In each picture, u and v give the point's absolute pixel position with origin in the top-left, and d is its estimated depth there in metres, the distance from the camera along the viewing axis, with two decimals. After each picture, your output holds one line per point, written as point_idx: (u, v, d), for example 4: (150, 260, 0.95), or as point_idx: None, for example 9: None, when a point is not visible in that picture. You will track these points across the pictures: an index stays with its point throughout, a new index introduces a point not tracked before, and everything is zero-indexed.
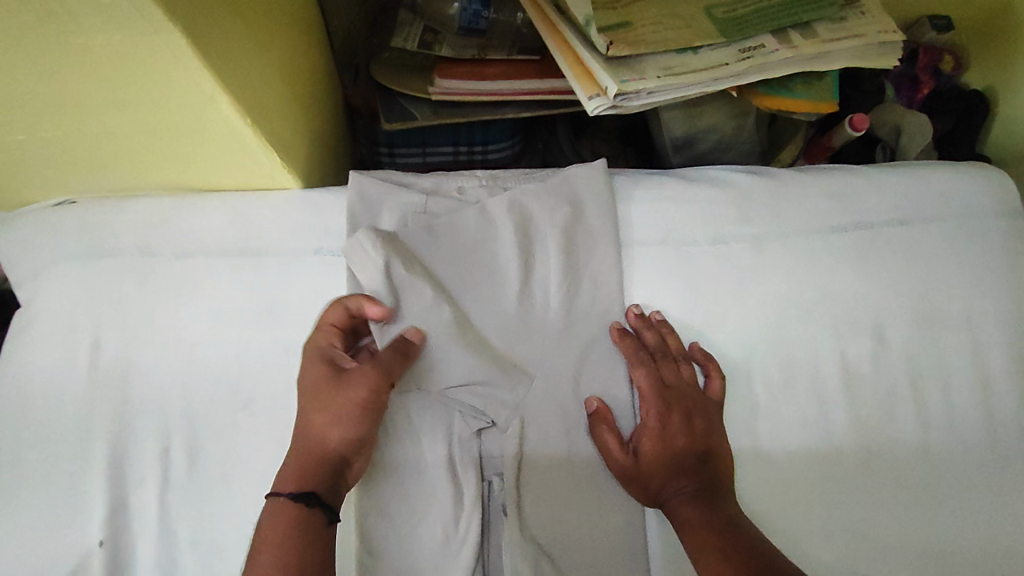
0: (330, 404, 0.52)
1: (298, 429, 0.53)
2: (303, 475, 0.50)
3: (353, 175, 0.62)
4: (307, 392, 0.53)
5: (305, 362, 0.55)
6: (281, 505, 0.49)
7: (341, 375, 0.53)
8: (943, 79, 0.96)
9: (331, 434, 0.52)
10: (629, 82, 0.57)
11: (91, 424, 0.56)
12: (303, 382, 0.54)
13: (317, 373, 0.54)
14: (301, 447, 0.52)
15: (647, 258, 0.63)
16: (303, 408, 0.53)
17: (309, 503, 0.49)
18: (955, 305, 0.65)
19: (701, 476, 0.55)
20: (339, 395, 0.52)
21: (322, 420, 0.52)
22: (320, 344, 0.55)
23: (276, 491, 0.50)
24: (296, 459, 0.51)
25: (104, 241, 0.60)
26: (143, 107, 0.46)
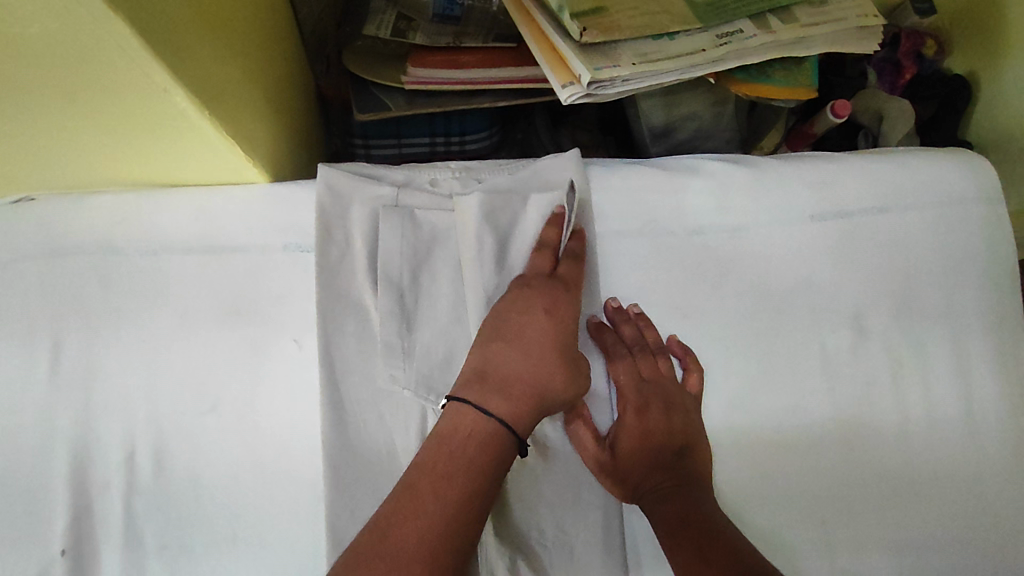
0: (572, 369, 0.53)
1: (545, 367, 0.51)
2: (517, 416, 0.49)
3: (321, 168, 0.60)
4: (550, 339, 0.52)
5: (557, 305, 0.54)
6: (476, 427, 0.48)
7: (582, 351, 0.54)
8: (926, 64, 0.94)
9: (551, 392, 0.51)
10: (603, 70, 0.55)
11: (54, 430, 0.54)
12: (556, 326, 0.53)
13: (566, 329, 0.54)
14: (532, 386, 0.50)
15: (624, 251, 0.62)
16: (560, 355, 0.52)
17: (506, 447, 0.48)
18: (936, 294, 0.64)
19: (676, 470, 0.55)
20: (579, 366, 0.53)
21: (571, 381, 0.52)
22: (565, 297, 0.55)
23: (479, 409, 0.49)
24: (528, 399, 0.50)
25: (63, 240, 0.58)
26: (95, 101, 0.44)
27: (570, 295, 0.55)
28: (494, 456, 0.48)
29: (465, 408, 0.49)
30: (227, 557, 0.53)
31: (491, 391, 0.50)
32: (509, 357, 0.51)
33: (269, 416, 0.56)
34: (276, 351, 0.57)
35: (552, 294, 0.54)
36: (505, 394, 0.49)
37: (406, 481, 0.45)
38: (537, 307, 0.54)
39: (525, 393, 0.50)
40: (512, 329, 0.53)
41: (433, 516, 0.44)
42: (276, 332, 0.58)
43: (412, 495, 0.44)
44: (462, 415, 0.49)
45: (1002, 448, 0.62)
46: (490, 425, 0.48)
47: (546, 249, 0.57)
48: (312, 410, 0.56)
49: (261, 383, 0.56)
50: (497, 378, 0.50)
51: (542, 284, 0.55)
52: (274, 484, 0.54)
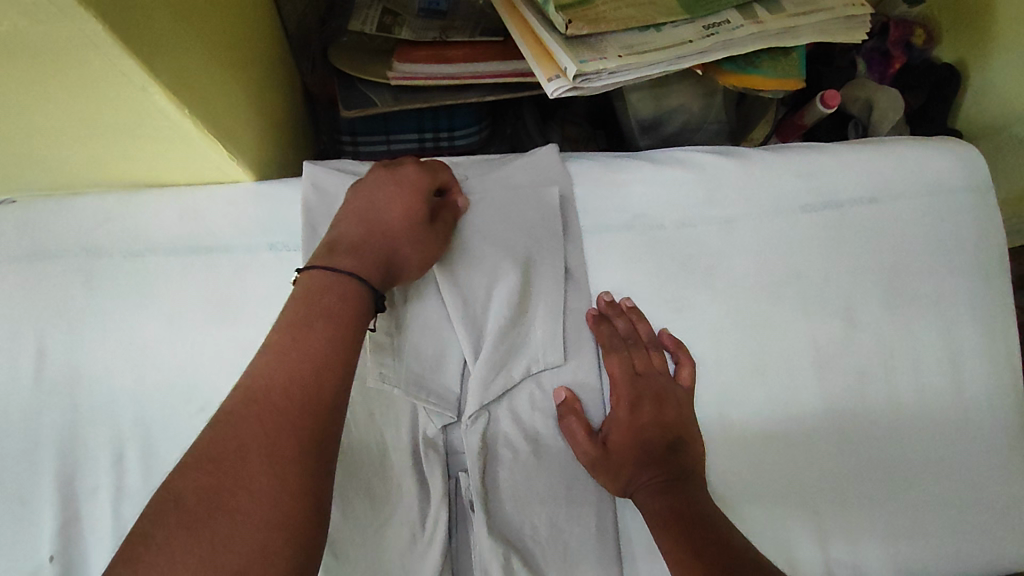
0: (412, 223, 0.52)
1: (380, 224, 0.51)
2: (363, 266, 0.47)
3: (306, 167, 0.59)
4: (387, 198, 0.52)
5: (388, 176, 0.53)
6: (316, 281, 0.45)
7: (425, 215, 0.53)
8: (915, 53, 0.94)
9: (397, 246, 0.51)
10: (588, 62, 0.54)
11: (39, 435, 0.53)
12: (392, 193, 0.52)
13: (416, 200, 0.52)
14: (377, 241, 0.50)
15: (613, 246, 0.62)
16: (394, 206, 0.52)
17: (357, 289, 0.46)
18: (926, 283, 0.64)
19: (670, 464, 0.54)
20: (421, 223, 0.52)
21: (408, 211, 0.52)
22: (415, 176, 0.54)
23: (329, 271, 0.45)
24: (374, 253, 0.49)
25: (46, 242, 0.57)
26: (69, 99, 0.43)
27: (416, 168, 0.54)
28: (348, 291, 0.45)
29: (316, 273, 0.45)
30: None
31: (343, 249, 0.48)
32: (354, 224, 0.50)
33: None
34: None
35: (383, 173, 0.54)
36: (351, 253, 0.48)
37: (222, 423, 0.37)
38: (353, 187, 0.54)
39: (372, 236, 0.50)
40: (359, 204, 0.52)
41: (273, 401, 0.38)
42: (263, 332, 0.57)
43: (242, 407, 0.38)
44: (312, 274, 0.45)
45: (993, 436, 0.63)
46: (341, 276, 0.45)
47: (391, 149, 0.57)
48: None
49: None
50: (347, 233, 0.50)
51: (391, 169, 0.54)
52: None
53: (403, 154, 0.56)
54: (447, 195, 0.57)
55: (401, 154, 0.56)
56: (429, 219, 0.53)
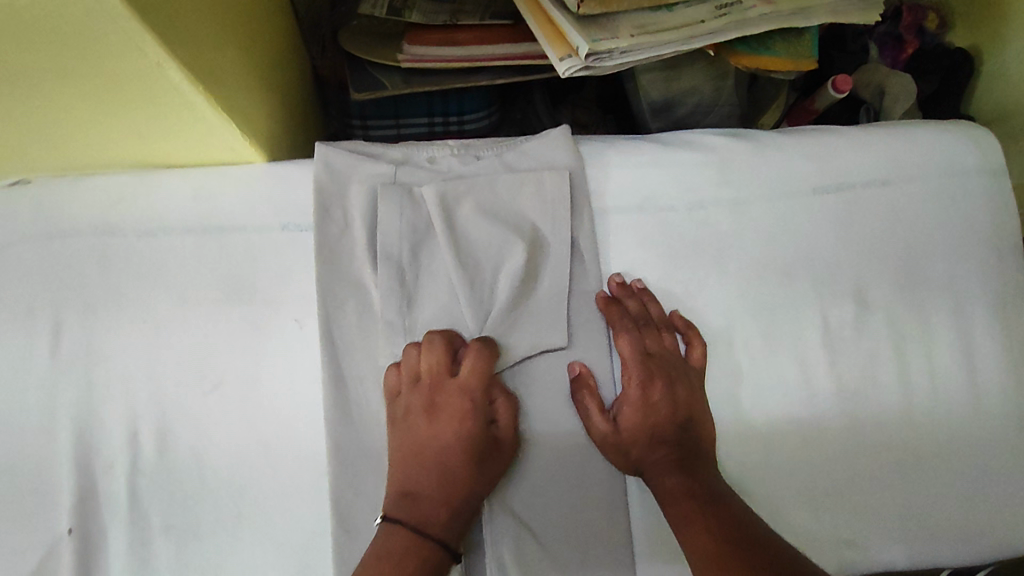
0: (477, 463, 0.53)
1: (444, 476, 0.52)
2: (446, 531, 0.51)
3: (318, 147, 0.60)
4: (445, 449, 0.53)
5: (436, 428, 0.54)
6: (392, 542, 0.49)
7: (484, 435, 0.54)
8: (928, 39, 0.94)
9: (473, 491, 0.52)
10: (601, 41, 0.54)
11: (57, 411, 0.54)
12: (445, 444, 0.53)
13: (472, 440, 0.53)
14: (450, 499, 0.52)
15: (624, 226, 0.62)
16: (459, 456, 0.53)
17: (433, 554, 0.50)
18: (937, 266, 0.64)
19: (681, 444, 0.54)
20: (488, 453, 0.53)
21: (472, 456, 0.53)
22: (460, 397, 0.54)
23: (410, 530, 0.50)
24: (450, 508, 0.52)
25: (60, 221, 0.58)
26: (87, 76, 0.43)
27: (461, 398, 0.54)
28: (430, 569, 0.49)
29: (397, 532, 0.50)
30: (232, 535, 0.53)
31: (416, 510, 0.51)
32: (421, 481, 0.52)
33: (271, 395, 0.56)
34: (276, 331, 0.57)
35: (427, 423, 0.54)
36: (422, 516, 0.51)
37: None
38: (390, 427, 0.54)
39: (444, 493, 0.52)
40: (414, 459, 0.53)
41: None
42: (275, 310, 0.57)
43: None
44: (391, 533, 0.50)
45: (1004, 419, 0.62)
46: (423, 543, 0.49)
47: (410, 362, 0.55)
48: (313, 388, 0.56)
49: (262, 363, 0.56)
50: (417, 495, 0.52)
51: (433, 396, 0.54)
52: (277, 462, 0.55)
53: (435, 377, 0.54)
54: (488, 362, 0.55)
55: (432, 372, 0.54)
56: (490, 437, 0.54)
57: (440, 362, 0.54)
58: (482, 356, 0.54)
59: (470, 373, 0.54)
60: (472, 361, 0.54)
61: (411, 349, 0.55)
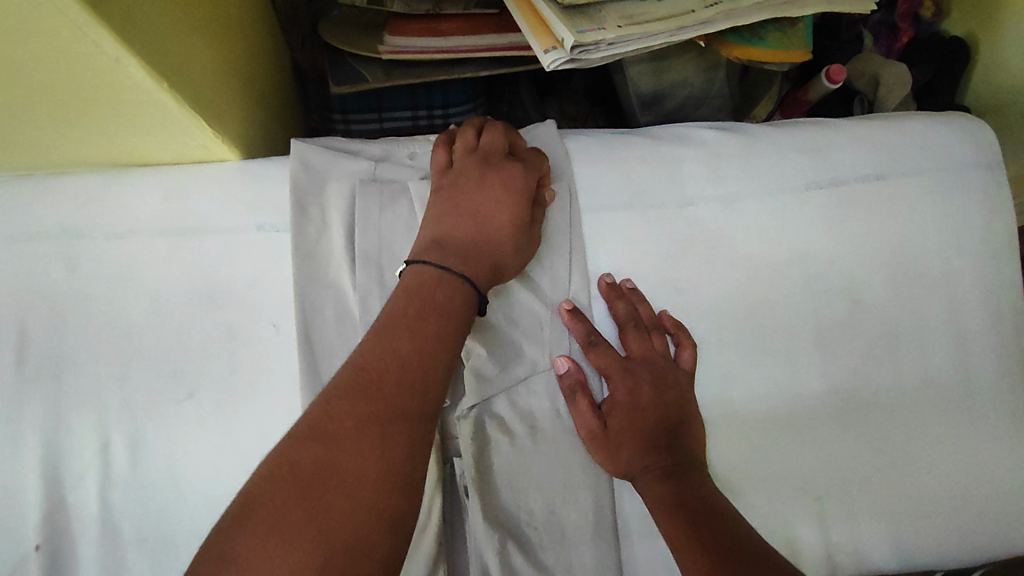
0: (510, 221, 0.53)
1: (478, 227, 0.53)
2: (473, 272, 0.50)
3: (294, 143, 0.57)
4: (484, 202, 0.54)
5: (485, 182, 0.54)
6: (427, 278, 0.48)
7: (526, 205, 0.55)
8: (923, 26, 0.92)
9: (498, 254, 0.52)
10: (586, 32, 0.52)
11: (23, 422, 0.52)
12: (482, 202, 0.54)
13: (515, 205, 0.54)
14: (481, 252, 0.51)
15: (612, 224, 0.60)
16: (494, 213, 0.53)
17: (467, 292, 0.49)
18: (932, 263, 0.63)
19: (671, 450, 0.53)
20: (518, 218, 0.54)
21: (504, 214, 0.54)
22: (516, 172, 0.55)
23: (438, 267, 0.49)
24: (479, 258, 0.51)
25: (24, 223, 0.55)
26: (40, 72, 0.41)
27: (512, 168, 0.55)
28: (461, 300, 0.48)
29: (425, 269, 0.49)
30: None
31: (452, 251, 0.50)
32: (459, 230, 0.52)
33: (247, 402, 0.54)
34: (251, 335, 0.55)
35: (477, 176, 0.54)
36: (455, 258, 0.50)
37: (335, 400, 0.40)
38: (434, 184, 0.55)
39: (476, 239, 0.52)
40: (455, 209, 0.53)
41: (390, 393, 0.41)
42: (251, 315, 0.55)
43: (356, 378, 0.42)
44: (421, 270, 0.49)
45: (997, 418, 0.61)
46: (453, 280, 0.48)
47: (472, 148, 0.57)
48: (291, 394, 0.54)
49: (238, 368, 0.54)
50: (450, 233, 0.52)
51: (491, 164, 0.55)
52: (253, 471, 0.53)
53: (488, 151, 0.56)
54: (536, 154, 0.58)
55: (489, 147, 0.57)
56: (530, 216, 0.55)
57: (498, 142, 0.57)
58: (531, 163, 0.57)
59: (524, 155, 0.57)
60: (519, 156, 0.56)
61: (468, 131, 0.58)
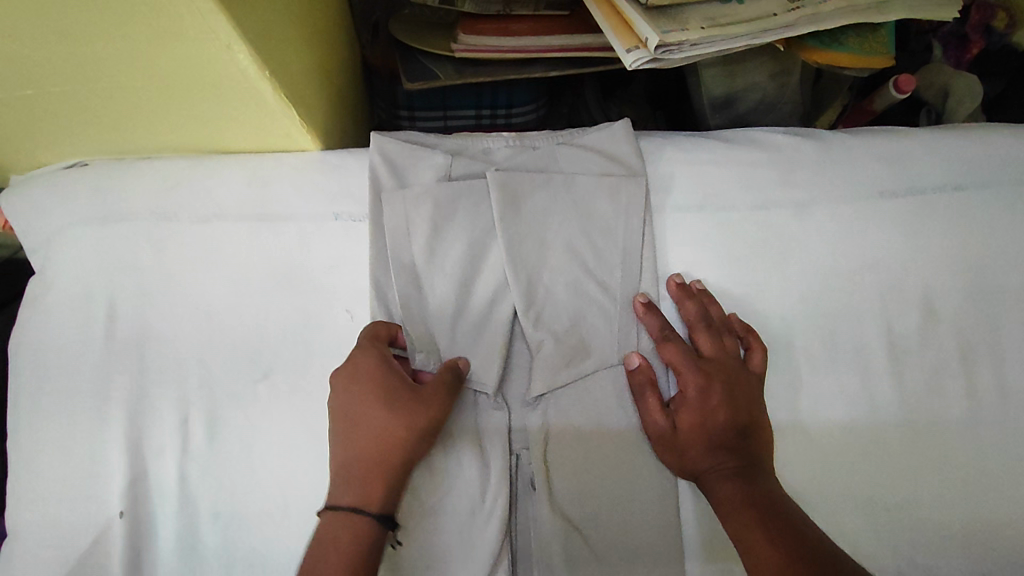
0: (373, 428, 0.49)
1: (361, 465, 0.49)
2: (372, 500, 0.48)
3: (375, 136, 0.59)
4: (358, 412, 0.50)
5: (350, 389, 0.51)
6: (338, 529, 0.47)
7: (391, 398, 0.50)
8: (995, 39, 0.88)
9: (391, 463, 0.49)
10: (670, 33, 0.52)
11: (109, 396, 0.54)
12: (377, 407, 0.50)
13: (376, 419, 0.49)
14: (369, 477, 0.48)
15: (683, 226, 0.60)
16: (363, 434, 0.49)
17: (370, 527, 0.47)
18: (1011, 277, 0.61)
19: (739, 451, 0.52)
20: (384, 429, 0.49)
21: (374, 429, 0.49)
22: (374, 368, 0.51)
23: (343, 510, 0.47)
24: (376, 483, 0.48)
25: (116, 205, 0.57)
26: (155, 56, 0.43)
27: (377, 363, 0.51)
28: (369, 555, 0.47)
29: (338, 515, 0.47)
30: (278, 527, 0.53)
31: (340, 490, 0.49)
32: (351, 458, 0.49)
33: (320, 386, 0.55)
34: (326, 321, 0.56)
35: (343, 392, 0.51)
36: (361, 496, 0.48)
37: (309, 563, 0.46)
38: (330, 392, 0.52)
39: (368, 477, 0.48)
40: (351, 432, 0.50)
41: None
42: (328, 301, 0.57)
43: (315, 552, 0.47)
44: (330, 525, 0.47)
45: None
46: (349, 518, 0.47)
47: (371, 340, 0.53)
48: None
49: (313, 353, 0.56)
50: (348, 476, 0.49)
51: (359, 364, 0.51)
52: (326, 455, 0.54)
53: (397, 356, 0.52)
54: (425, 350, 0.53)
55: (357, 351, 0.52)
56: (398, 394, 0.50)
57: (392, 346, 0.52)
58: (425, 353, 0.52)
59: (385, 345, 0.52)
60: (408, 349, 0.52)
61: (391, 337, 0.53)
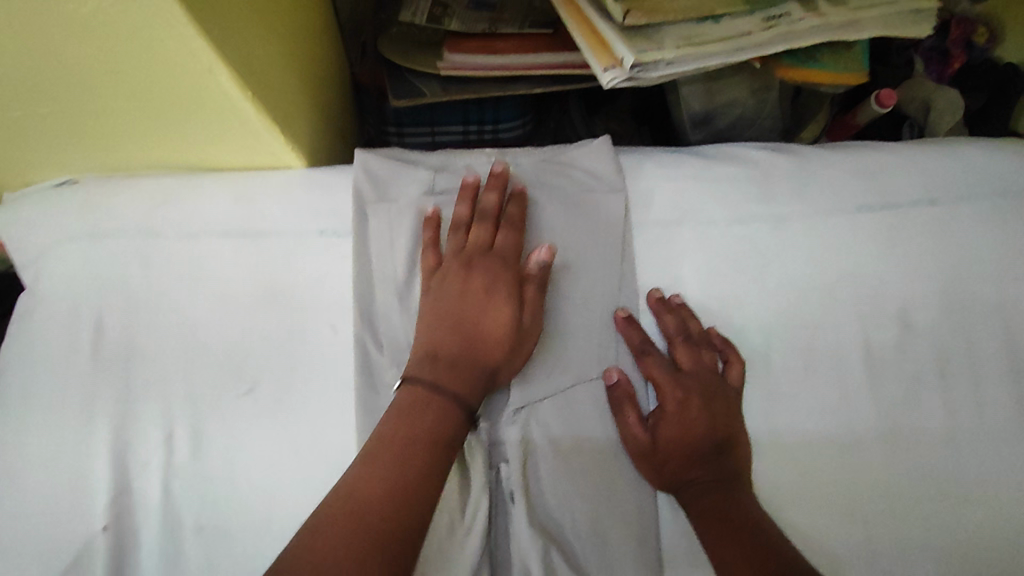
0: (489, 322, 0.52)
1: (460, 355, 0.51)
2: (467, 386, 0.49)
3: (359, 154, 0.60)
4: (466, 306, 0.52)
5: (464, 279, 0.54)
6: (417, 392, 0.48)
7: (499, 291, 0.53)
8: (976, 53, 0.90)
9: (493, 364, 0.51)
10: (647, 52, 0.54)
11: (95, 410, 0.55)
12: (472, 306, 0.53)
13: (478, 299, 0.53)
14: (469, 364, 0.50)
15: (662, 241, 0.61)
16: (483, 327, 0.52)
17: (458, 401, 0.48)
18: (987, 290, 0.62)
19: (717, 466, 0.53)
20: (505, 326, 0.52)
21: (486, 325, 0.52)
22: (500, 269, 0.55)
23: (428, 386, 0.48)
24: (470, 369, 0.50)
25: (104, 223, 0.58)
26: (139, 78, 0.44)
27: (493, 265, 0.54)
28: (456, 413, 0.48)
29: (418, 387, 0.49)
30: (259, 538, 0.53)
31: (434, 371, 0.49)
32: (445, 340, 0.51)
33: (303, 400, 0.56)
34: (310, 336, 0.57)
35: (457, 281, 0.54)
36: (448, 375, 0.49)
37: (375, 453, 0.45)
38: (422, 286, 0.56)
39: (459, 364, 0.50)
40: (449, 322, 0.52)
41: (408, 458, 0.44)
42: (312, 316, 0.58)
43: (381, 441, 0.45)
44: (410, 391, 0.48)
45: None
46: (439, 396, 0.48)
47: (462, 230, 0.57)
48: (344, 393, 0.56)
49: (297, 366, 0.56)
50: (440, 356, 0.50)
51: (452, 268, 0.55)
52: (307, 468, 0.55)
53: (475, 249, 0.55)
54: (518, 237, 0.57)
55: (475, 242, 0.56)
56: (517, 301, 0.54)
57: (483, 232, 0.56)
58: (517, 229, 0.57)
59: (506, 245, 0.56)
60: (506, 233, 0.57)
61: (456, 227, 0.57)
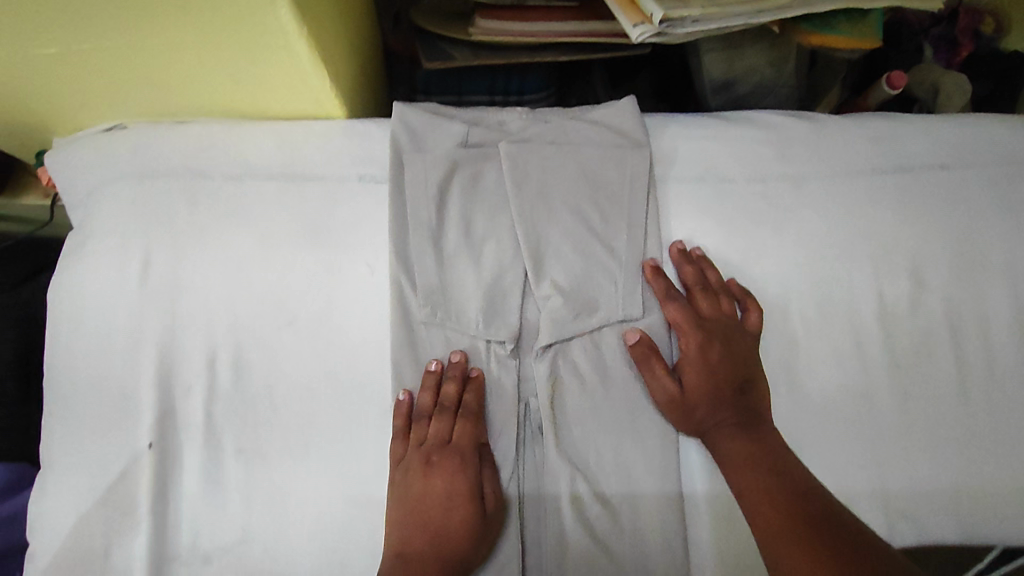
0: (451, 515, 0.53)
1: (431, 521, 0.53)
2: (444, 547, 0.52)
3: (397, 106, 0.63)
4: (430, 496, 0.54)
5: (425, 484, 0.54)
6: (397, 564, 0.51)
7: (461, 476, 0.54)
8: (982, 42, 0.95)
9: (462, 533, 0.52)
10: (674, 9, 0.57)
11: (142, 337, 0.57)
12: (433, 497, 0.54)
13: (443, 494, 0.54)
14: (439, 528, 0.52)
15: (685, 195, 0.64)
16: (442, 512, 0.53)
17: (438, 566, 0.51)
18: (997, 249, 0.64)
19: (740, 406, 0.56)
20: (467, 508, 0.53)
21: (449, 522, 0.53)
22: (455, 469, 0.54)
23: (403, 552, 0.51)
24: (438, 537, 0.52)
25: (155, 163, 0.62)
26: (205, 8, 0.48)
27: (452, 463, 0.55)
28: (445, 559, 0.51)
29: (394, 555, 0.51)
30: (297, 462, 0.56)
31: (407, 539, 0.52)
32: (415, 520, 0.53)
33: (341, 334, 0.59)
34: (347, 274, 0.60)
35: (419, 478, 0.54)
36: (421, 538, 0.52)
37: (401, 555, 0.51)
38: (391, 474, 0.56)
39: (432, 526, 0.53)
40: (415, 508, 0.53)
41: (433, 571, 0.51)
42: (349, 256, 0.60)
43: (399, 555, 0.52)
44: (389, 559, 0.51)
45: None
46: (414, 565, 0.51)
47: (422, 423, 0.56)
48: (381, 328, 0.59)
49: (334, 303, 0.59)
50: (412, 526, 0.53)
51: (415, 462, 0.55)
52: (345, 397, 0.58)
53: (434, 443, 0.55)
54: (477, 432, 0.56)
55: (432, 439, 0.55)
56: (475, 495, 0.54)
57: (441, 426, 0.55)
58: (476, 421, 0.56)
59: (462, 437, 0.56)
60: (463, 424, 0.56)
61: (420, 415, 0.56)
